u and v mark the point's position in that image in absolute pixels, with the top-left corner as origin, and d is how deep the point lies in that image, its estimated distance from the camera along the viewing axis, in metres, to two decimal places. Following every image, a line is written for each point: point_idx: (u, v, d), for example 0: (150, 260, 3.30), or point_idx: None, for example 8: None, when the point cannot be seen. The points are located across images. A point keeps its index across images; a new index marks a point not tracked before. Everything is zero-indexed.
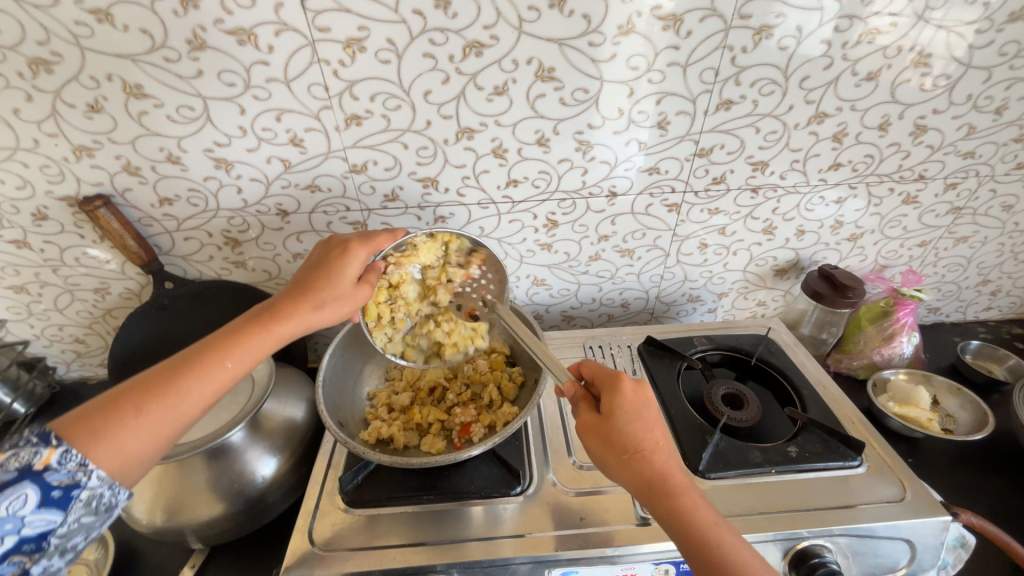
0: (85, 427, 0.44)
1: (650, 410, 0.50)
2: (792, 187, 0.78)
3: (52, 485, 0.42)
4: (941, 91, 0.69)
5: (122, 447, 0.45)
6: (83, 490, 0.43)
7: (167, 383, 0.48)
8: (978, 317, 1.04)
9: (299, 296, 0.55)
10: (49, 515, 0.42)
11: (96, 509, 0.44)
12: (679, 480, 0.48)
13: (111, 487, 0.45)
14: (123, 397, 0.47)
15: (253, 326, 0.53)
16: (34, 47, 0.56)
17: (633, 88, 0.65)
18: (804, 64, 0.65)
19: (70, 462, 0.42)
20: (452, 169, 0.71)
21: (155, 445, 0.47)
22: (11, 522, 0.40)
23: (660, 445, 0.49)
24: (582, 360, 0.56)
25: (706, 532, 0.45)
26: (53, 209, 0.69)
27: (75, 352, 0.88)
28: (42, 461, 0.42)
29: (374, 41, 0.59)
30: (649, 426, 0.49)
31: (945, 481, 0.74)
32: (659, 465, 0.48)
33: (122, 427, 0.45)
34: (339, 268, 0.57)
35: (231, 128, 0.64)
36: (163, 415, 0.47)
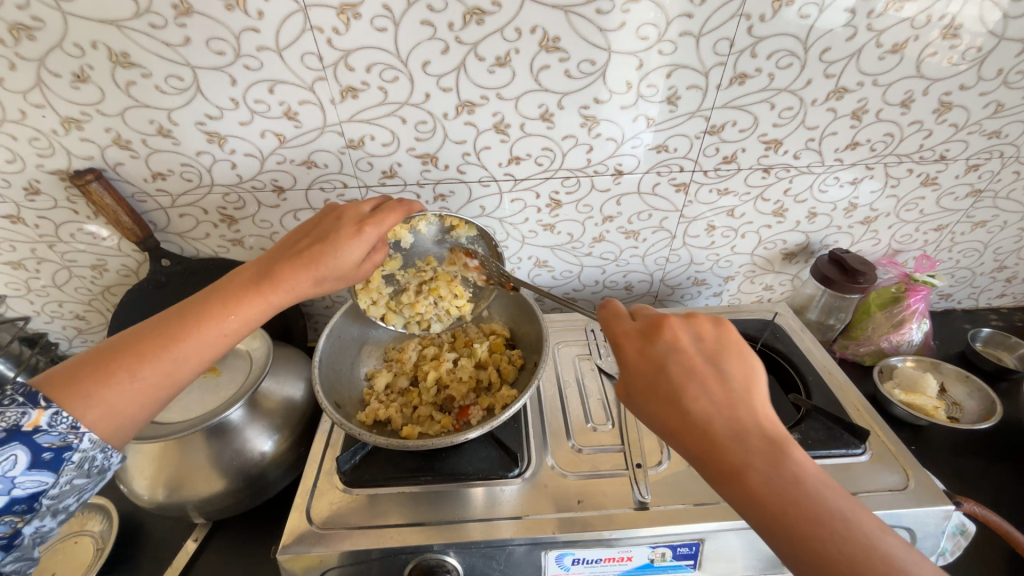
0: (79, 388, 0.44)
1: (672, 371, 0.45)
2: (806, 167, 0.75)
3: (42, 447, 0.42)
4: (970, 65, 0.65)
5: (115, 407, 0.45)
6: (75, 453, 0.43)
7: (159, 347, 0.47)
8: (990, 304, 1.02)
9: (298, 266, 0.53)
10: (41, 477, 0.42)
11: (89, 471, 0.45)
12: (731, 458, 0.41)
13: (103, 450, 0.45)
14: (115, 359, 0.46)
15: (250, 294, 0.51)
16: (14, 11, 0.54)
17: (642, 60, 0.62)
18: (825, 35, 0.61)
19: (60, 425, 0.42)
20: (452, 145, 0.68)
21: (149, 405, 0.47)
22: (0, 482, 0.40)
23: (694, 418, 0.42)
24: (601, 309, 0.52)
25: (775, 517, 0.39)
26: (45, 183, 0.68)
27: (76, 328, 0.88)
28: (31, 422, 0.42)
29: (369, 7, 0.55)
30: (679, 400, 0.43)
31: (948, 469, 0.73)
32: (696, 443, 0.42)
33: (114, 389, 0.45)
34: (344, 244, 0.54)
35: (223, 100, 0.62)
36: (156, 380, 0.47)
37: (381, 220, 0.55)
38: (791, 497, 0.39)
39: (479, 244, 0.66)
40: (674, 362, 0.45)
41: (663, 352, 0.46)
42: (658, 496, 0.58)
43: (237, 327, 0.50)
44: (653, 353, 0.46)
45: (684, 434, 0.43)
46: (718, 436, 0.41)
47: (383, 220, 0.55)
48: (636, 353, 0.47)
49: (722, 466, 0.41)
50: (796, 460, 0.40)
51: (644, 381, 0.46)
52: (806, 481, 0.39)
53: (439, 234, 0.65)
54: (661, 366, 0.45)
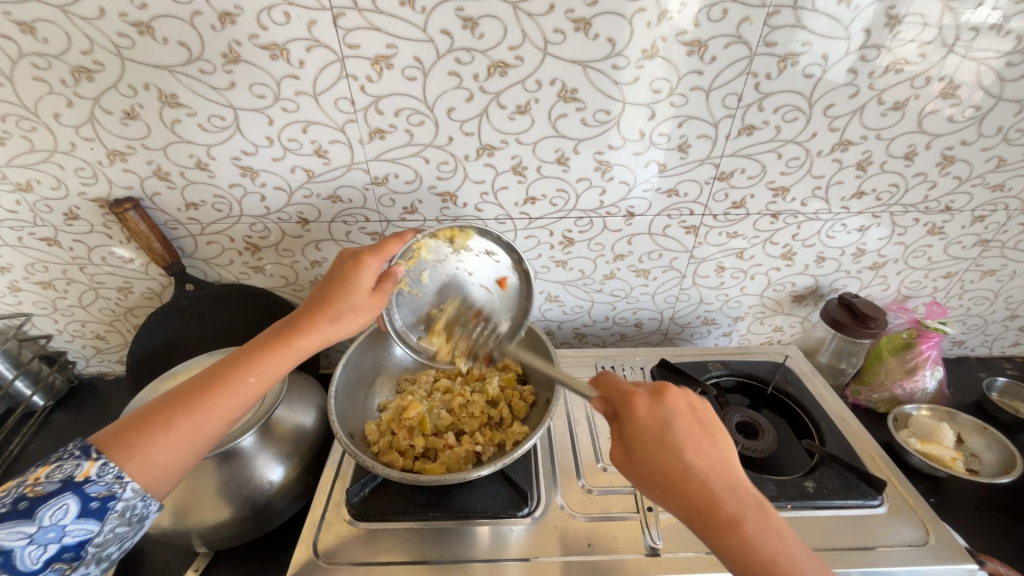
0: (121, 444, 0.47)
1: (675, 428, 0.46)
2: (813, 214, 0.77)
3: (90, 496, 0.45)
4: (971, 122, 0.68)
5: (154, 460, 0.48)
6: (119, 502, 0.47)
7: (194, 398, 0.50)
8: (1004, 352, 1.01)
9: (316, 309, 0.56)
10: (87, 525, 0.45)
11: (130, 520, 0.48)
12: (726, 509, 0.43)
13: (144, 499, 0.48)
14: (152, 413, 0.49)
15: (274, 343, 0.54)
16: (78, 56, 0.58)
17: (654, 111, 0.65)
18: (830, 91, 0.64)
19: (107, 475, 0.46)
20: (471, 184, 0.71)
21: (185, 456, 0.50)
22: (54, 530, 0.44)
23: (697, 474, 0.45)
24: (598, 374, 0.52)
25: (767, 569, 0.41)
26: (84, 210, 0.72)
27: (95, 348, 0.90)
28: (82, 473, 0.46)
29: (401, 59, 0.60)
30: (679, 451, 0.45)
31: (969, 525, 0.71)
32: (696, 501, 0.44)
33: (152, 440, 0.48)
34: (354, 280, 0.57)
35: (259, 138, 0.66)
36: (190, 428, 0.50)
37: (383, 252, 0.59)
38: (781, 551, 0.42)
39: (485, 244, 0.66)
40: (677, 419, 0.47)
41: (666, 411, 0.47)
42: (670, 541, 0.57)
43: (261, 375, 0.53)
44: (658, 410, 0.47)
45: (685, 488, 0.44)
46: (713, 490, 0.44)
47: (383, 249, 0.59)
48: (645, 411, 0.47)
49: (718, 517, 0.43)
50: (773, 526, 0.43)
51: (647, 434, 0.46)
52: (787, 535, 0.43)
53: (442, 252, 0.65)
54: (665, 422, 0.47)
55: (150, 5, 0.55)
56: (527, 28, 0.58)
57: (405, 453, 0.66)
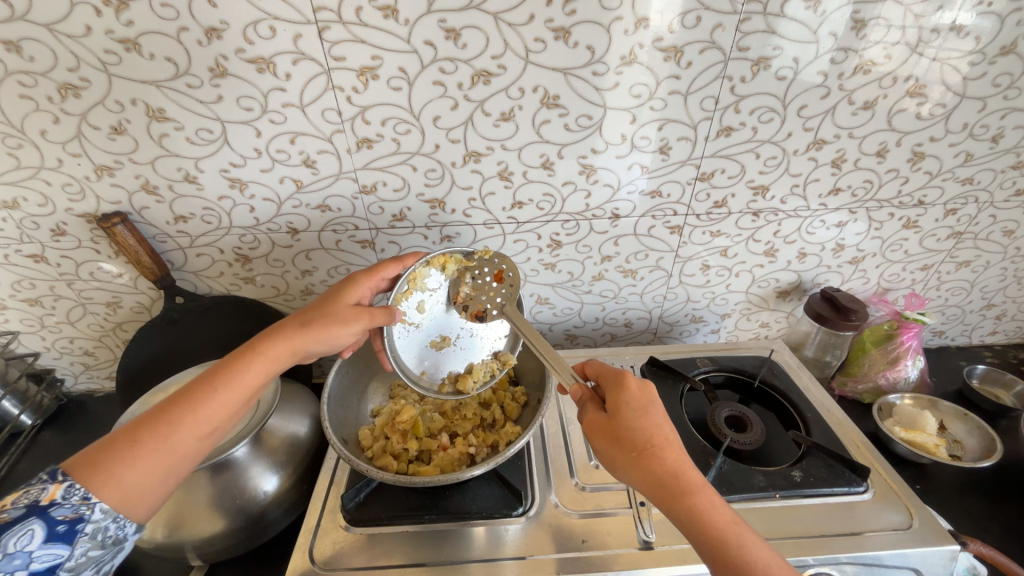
0: (89, 463, 0.46)
1: (656, 405, 0.50)
2: (793, 211, 0.80)
3: (57, 520, 0.44)
4: (938, 119, 0.71)
5: (121, 478, 0.46)
6: (88, 524, 0.45)
7: (162, 414, 0.49)
8: (983, 341, 1.04)
9: (293, 319, 0.57)
10: (56, 549, 0.44)
11: (103, 543, 0.47)
12: (694, 479, 0.46)
13: (115, 519, 0.47)
14: (122, 431, 0.48)
15: (246, 352, 0.54)
16: (64, 73, 0.59)
17: (635, 115, 0.67)
18: (803, 92, 0.67)
19: (73, 497, 0.45)
20: (459, 190, 0.73)
21: (154, 477, 0.48)
22: (20, 558, 0.43)
23: (673, 443, 0.47)
24: (586, 361, 0.57)
25: (728, 532, 0.44)
26: (71, 225, 0.72)
27: (84, 364, 0.89)
28: (48, 497, 0.45)
29: (387, 69, 0.61)
30: (659, 421, 0.48)
31: (954, 509, 0.72)
32: (672, 464, 0.46)
33: (119, 458, 0.47)
34: (338, 296, 0.60)
35: (247, 150, 0.67)
36: (156, 443, 0.48)
37: (376, 273, 0.63)
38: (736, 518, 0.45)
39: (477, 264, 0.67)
40: (659, 399, 0.50)
41: (652, 389, 0.51)
42: (663, 535, 0.58)
43: (234, 387, 0.52)
44: (646, 386, 0.50)
45: (662, 455, 0.46)
46: (683, 460, 0.47)
47: (375, 270, 0.62)
48: (634, 385, 0.51)
49: (686, 485, 0.45)
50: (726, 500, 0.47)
51: (633, 403, 0.49)
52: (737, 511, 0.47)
53: (437, 280, 0.66)
54: (649, 397, 0.50)
55: (136, 22, 0.56)
56: (509, 38, 0.60)
57: (399, 457, 0.66)
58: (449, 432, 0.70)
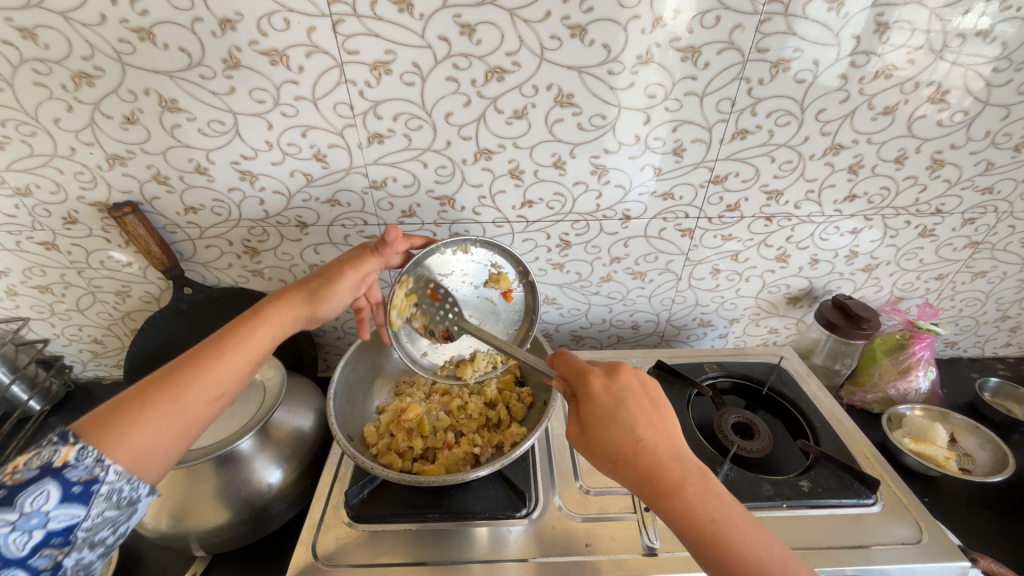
0: (97, 427, 0.45)
1: (627, 405, 0.48)
2: (806, 217, 0.79)
3: (72, 481, 0.43)
4: (959, 126, 0.69)
5: (135, 440, 0.46)
6: (103, 485, 0.44)
7: (173, 376, 0.50)
8: (996, 353, 1.02)
9: (298, 288, 0.60)
10: (73, 510, 0.43)
11: (118, 503, 0.45)
12: (670, 479, 0.45)
13: (129, 481, 0.46)
14: (130, 396, 0.48)
15: (251, 318, 0.56)
16: (79, 62, 0.59)
17: (649, 116, 0.66)
18: (821, 96, 0.66)
19: (87, 459, 0.43)
20: (469, 188, 0.72)
21: (166, 438, 0.48)
22: (37, 517, 0.41)
23: (645, 445, 0.46)
24: (554, 357, 0.54)
25: (710, 529, 0.43)
26: (83, 214, 0.72)
27: (92, 352, 0.90)
28: (61, 458, 0.43)
29: (400, 64, 0.61)
30: (628, 425, 0.47)
31: (963, 524, 0.71)
32: (644, 470, 0.45)
33: (131, 420, 0.46)
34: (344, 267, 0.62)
35: (258, 142, 0.66)
36: (169, 403, 0.48)
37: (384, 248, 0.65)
38: (720, 510, 0.44)
39: (490, 256, 0.65)
40: (630, 397, 0.48)
41: (619, 388, 0.49)
42: (667, 542, 0.57)
43: (242, 350, 0.54)
44: (612, 388, 0.49)
45: (636, 458, 0.46)
46: (659, 459, 0.46)
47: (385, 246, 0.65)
48: (599, 388, 0.49)
49: (667, 484, 0.45)
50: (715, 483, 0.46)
51: (599, 411, 0.48)
52: (729, 498, 0.45)
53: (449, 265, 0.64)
54: (617, 397, 0.48)
55: (151, 12, 0.56)
56: (524, 35, 0.59)
57: (403, 455, 0.66)
58: (455, 431, 0.70)
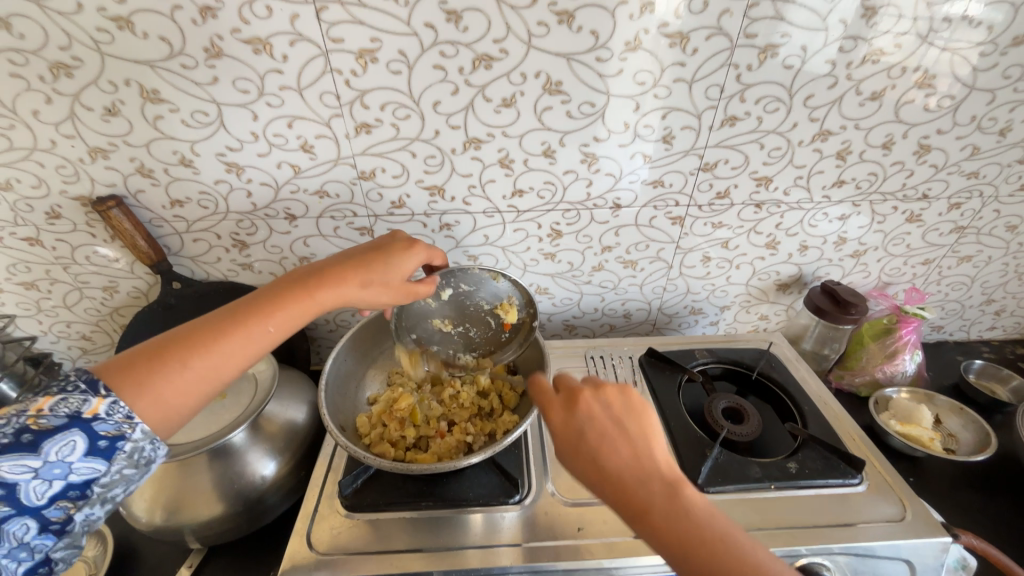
0: (130, 377, 0.45)
1: (590, 435, 0.48)
2: (796, 204, 0.79)
3: (98, 435, 0.43)
4: (946, 111, 0.69)
5: (164, 397, 0.46)
6: (127, 443, 0.44)
7: (213, 338, 0.48)
8: (981, 336, 1.04)
9: (349, 266, 0.56)
10: (94, 464, 0.43)
11: (138, 464, 0.45)
12: (637, 504, 0.45)
13: (152, 441, 0.46)
14: (169, 347, 0.47)
15: (298, 290, 0.53)
16: (56, 51, 0.58)
17: (639, 103, 0.66)
18: (809, 82, 0.66)
19: (116, 414, 0.43)
20: (458, 178, 0.72)
21: (194, 401, 0.48)
22: (60, 467, 0.42)
23: (609, 474, 0.46)
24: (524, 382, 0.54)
25: (679, 547, 0.43)
26: (66, 208, 0.71)
27: (81, 348, 0.89)
28: (90, 410, 0.43)
29: (386, 52, 0.60)
30: (590, 456, 0.47)
31: (947, 502, 0.73)
32: (610, 497, 0.46)
33: (166, 376, 0.46)
34: (396, 259, 0.59)
35: (244, 133, 0.65)
36: (205, 368, 0.47)
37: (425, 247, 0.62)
38: (691, 527, 0.44)
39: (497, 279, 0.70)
40: (591, 426, 0.48)
41: (579, 417, 0.49)
42: None
43: (283, 327, 0.52)
44: (574, 417, 0.49)
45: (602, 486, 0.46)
46: (625, 486, 0.46)
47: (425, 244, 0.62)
48: (560, 418, 0.49)
49: (633, 509, 0.45)
50: (688, 498, 0.45)
51: (564, 443, 0.49)
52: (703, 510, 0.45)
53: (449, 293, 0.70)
54: (578, 428, 0.48)
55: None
56: (511, 21, 0.58)
57: (397, 444, 0.67)
58: (446, 421, 0.70)
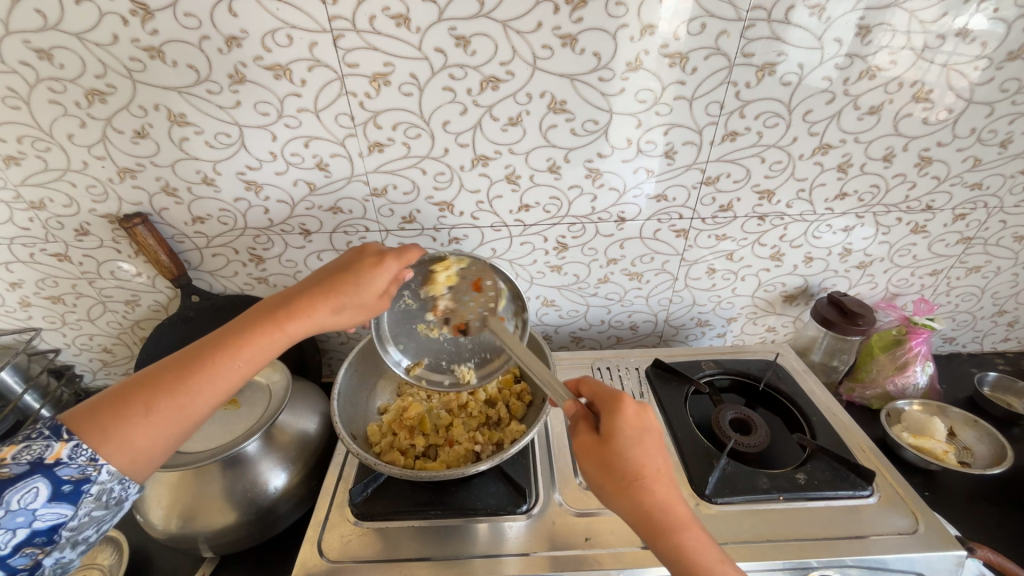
0: (96, 424, 0.45)
1: (652, 436, 0.48)
2: (799, 216, 0.80)
3: (62, 479, 0.44)
4: (945, 124, 0.71)
5: (131, 443, 0.46)
6: (93, 486, 0.45)
7: (178, 381, 0.47)
8: (995, 348, 1.03)
9: (323, 292, 0.53)
10: (59, 509, 0.44)
11: (107, 503, 0.47)
12: (680, 516, 0.46)
13: (121, 482, 0.47)
14: (134, 392, 0.47)
15: (266, 322, 0.51)
16: (92, 80, 0.62)
17: (641, 120, 0.68)
18: (808, 97, 0.67)
19: (79, 457, 0.44)
20: (467, 194, 0.74)
21: (165, 442, 0.48)
22: (24, 514, 0.43)
23: (664, 476, 0.47)
24: (582, 378, 0.54)
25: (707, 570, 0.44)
26: (94, 225, 0.74)
27: (102, 361, 0.92)
28: (53, 455, 0.44)
29: (398, 75, 0.63)
30: (652, 454, 0.47)
31: (963, 517, 0.72)
32: (658, 500, 0.46)
33: (131, 423, 0.46)
34: (371, 278, 0.55)
35: (263, 153, 0.69)
36: (170, 413, 0.47)
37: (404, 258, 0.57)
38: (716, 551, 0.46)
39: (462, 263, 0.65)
40: (657, 429, 0.49)
41: (648, 421, 0.49)
42: None
43: (252, 360, 0.51)
44: (643, 415, 0.49)
45: (653, 488, 0.46)
46: (672, 495, 0.47)
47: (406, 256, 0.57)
48: (631, 411, 0.49)
49: (673, 521, 0.45)
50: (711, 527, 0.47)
51: (630, 432, 0.48)
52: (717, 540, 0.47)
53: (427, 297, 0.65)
54: (645, 428, 0.48)
55: (160, 31, 0.59)
56: (517, 44, 0.61)
57: (406, 453, 0.68)
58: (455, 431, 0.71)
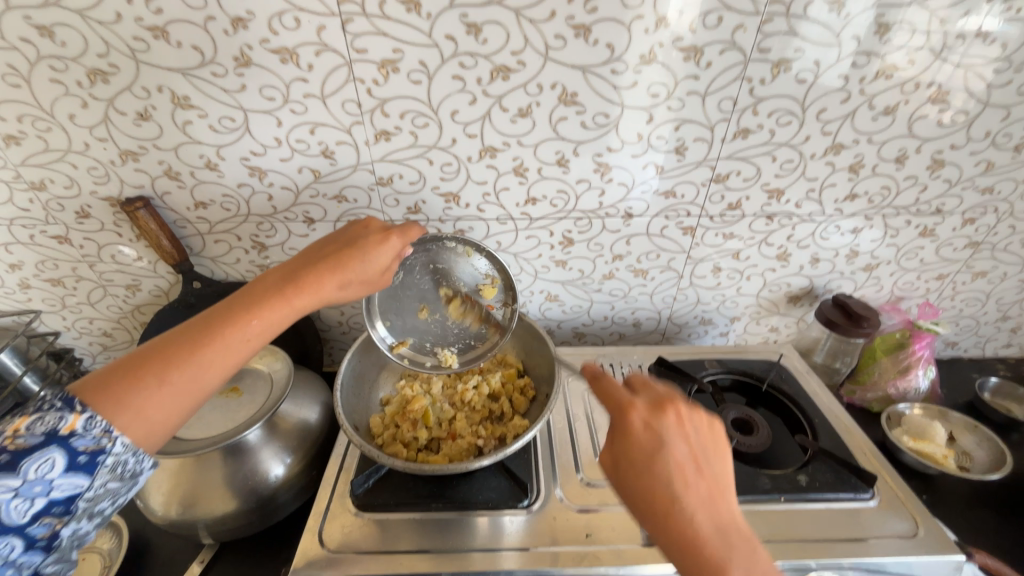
0: (107, 396, 0.44)
1: (666, 455, 0.44)
2: (808, 216, 0.79)
3: (78, 450, 0.42)
4: (960, 126, 0.70)
5: (145, 416, 0.45)
6: (109, 457, 0.44)
7: (189, 352, 0.46)
8: (997, 353, 1.03)
9: (329, 266, 0.54)
10: (77, 479, 0.42)
11: (122, 476, 0.45)
12: (712, 551, 0.41)
13: (135, 454, 0.45)
14: (145, 363, 0.45)
15: (276, 294, 0.51)
16: (94, 59, 0.60)
17: (652, 114, 0.67)
18: (823, 96, 0.66)
19: (94, 429, 0.43)
20: (473, 185, 0.73)
21: (178, 416, 0.47)
22: (41, 484, 0.41)
23: (683, 504, 0.43)
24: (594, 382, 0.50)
25: None
26: (95, 208, 0.73)
27: (102, 345, 0.91)
28: (67, 426, 0.42)
29: (407, 62, 0.62)
30: (664, 479, 0.43)
31: (960, 521, 0.72)
32: (680, 532, 0.42)
33: (145, 396, 0.45)
34: (375, 253, 0.57)
35: (267, 139, 0.68)
36: (184, 385, 0.46)
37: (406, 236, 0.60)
38: None
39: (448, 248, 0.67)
40: (670, 446, 0.44)
41: (659, 438, 0.45)
42: None
43: (262, 332, 0.50)
44: (654, 433, 0.45)
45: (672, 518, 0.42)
46: (697, 524, 0.42)
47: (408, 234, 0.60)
48: (639, 425, 0.45)
49: (703, 555, 0.41)
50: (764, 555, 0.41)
51: (637, 454, 0.44)
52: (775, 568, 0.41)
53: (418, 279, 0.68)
54: (655, 447, 0.44)
55: (165, 11, 0.57)
56: (529, 34, 0.60)
57: (409, 445, 0.68)
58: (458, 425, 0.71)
